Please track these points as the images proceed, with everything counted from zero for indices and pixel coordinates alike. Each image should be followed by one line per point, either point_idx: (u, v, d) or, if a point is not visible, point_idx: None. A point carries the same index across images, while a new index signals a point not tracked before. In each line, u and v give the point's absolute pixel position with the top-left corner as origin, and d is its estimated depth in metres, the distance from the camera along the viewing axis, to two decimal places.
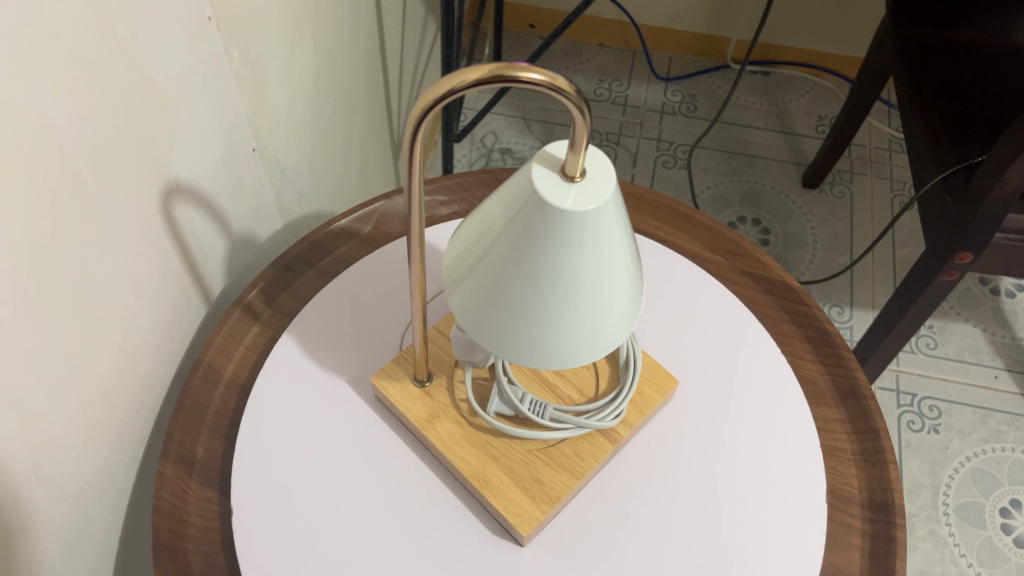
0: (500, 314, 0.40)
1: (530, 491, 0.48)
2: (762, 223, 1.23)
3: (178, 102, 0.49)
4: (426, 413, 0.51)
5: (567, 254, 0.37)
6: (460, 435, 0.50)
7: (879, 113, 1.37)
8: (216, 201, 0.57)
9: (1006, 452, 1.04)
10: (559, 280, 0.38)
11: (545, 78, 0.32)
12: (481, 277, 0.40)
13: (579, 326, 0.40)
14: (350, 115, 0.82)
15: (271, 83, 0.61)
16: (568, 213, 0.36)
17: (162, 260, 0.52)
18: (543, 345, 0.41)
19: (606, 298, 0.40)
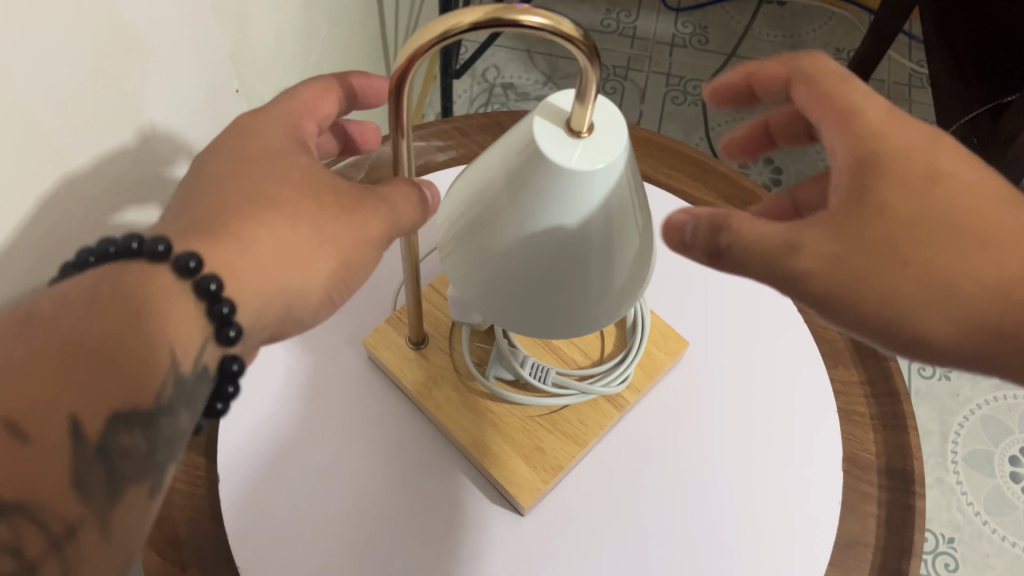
0: (500, 277, 0.37)
1: (533, 459, 0.45)
2: (774, 162, 1.19)
3: (153, 41, 0.45)
4: (422, 377, 0.48)
5: (573, 212, 0.34)
6: (458, 401, 0.47)
7: (899, 45, 1.31)
8: (197, 149, 0.53)
9: (1018, 400, 1.02)
10: (563, 242, 0.35)
11: (549, 21, 0.29)
12: (480, 236, 0.36)
13: (585, 296, 0.37)
14: (342, 51, 0.78)
15: (254, 18, 0.57)
16: (573, 168, 0.33)
17: (139, 212, 0.48)
18: (548, 313, 0.37)
19: (617, 261, 0.36)
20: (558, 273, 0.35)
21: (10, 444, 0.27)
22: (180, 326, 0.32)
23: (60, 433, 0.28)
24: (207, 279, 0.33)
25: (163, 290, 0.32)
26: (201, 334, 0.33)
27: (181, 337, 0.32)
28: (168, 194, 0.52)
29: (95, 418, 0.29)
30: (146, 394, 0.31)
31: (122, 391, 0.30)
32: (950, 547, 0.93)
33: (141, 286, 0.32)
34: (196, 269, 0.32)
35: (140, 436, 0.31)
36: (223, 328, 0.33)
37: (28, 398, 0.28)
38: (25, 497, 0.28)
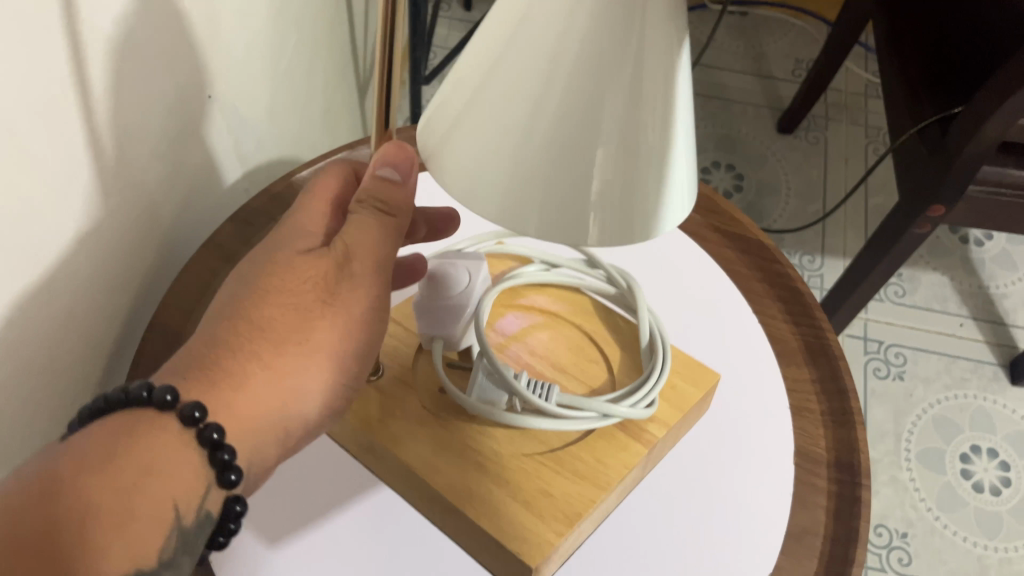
0: (534, 138, 0.32)
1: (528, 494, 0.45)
2: (735, 169, 1.21)
3: (140, 51, 0.46)
4: (380, 412, 0.48)
5: (597, 65, 0.30)
6: (427, 453, 0.46)
7: (855, 57, 1.36)
8: (176, 154, 0.54)
9: (968, 399, 1.06)
10: (602, 72, 0.30)
11: None
12: (488, 110, 0.33)
13: (638, 145, 0.32)
14: (312, 57, 0.79)
15: (225, 25, 0.58)
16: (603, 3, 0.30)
17: (130, 220, 0.49)
18: (556, 210, 0.32)
19: (644, 149, 0.32)
20: (573, 151, 0.31)
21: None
22: (185, 476, 0.36)
23: None
24: (212, 430, 0.37)
25: (167, 441, 0.36)
26: (205, 481, 0.37)
27: (183, 494, 0.36)
28: (155, 201, 0.52)
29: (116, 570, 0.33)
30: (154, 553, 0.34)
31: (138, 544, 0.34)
32: (903, 542, 0.96)
33: (150, 435, 0.36)
34: (201, 417, 0.37)
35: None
36: (225, 472, 0.37)
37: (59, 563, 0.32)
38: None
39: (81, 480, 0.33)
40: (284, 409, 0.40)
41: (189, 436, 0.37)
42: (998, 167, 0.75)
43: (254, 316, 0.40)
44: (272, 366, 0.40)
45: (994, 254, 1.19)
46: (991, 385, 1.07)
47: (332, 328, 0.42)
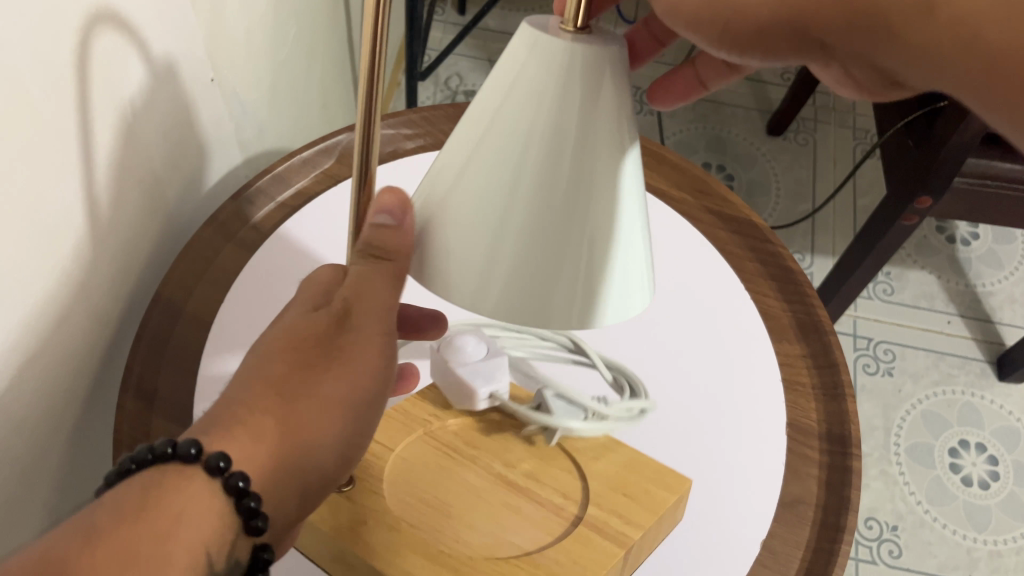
0: (506, 234, 0.32)
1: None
2: (726, 169, 1.23)
3: (143, 27, 0.46)
4: (349, 523, 0.42)
5: (559, 144, 0.32)
6: (395, 545, 0.41)
7: None
8: (183, 134, 0.54)
9: (956, 395, 1.07)
10: (567, 156, 0.32)
11: None
12: (456, 197, 0.34)
13: (600, 229, 0.33)
14: (310, 49, 0.80)
15: (228, 9, 0.59)
16: (564, 89, 0.32)
17: (136, 193, 0.49)
18: (525, 289, 0.33)
19: (605, 224, 0.33)
20: (540, 229, 0.32)
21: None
22: (211, 523, 0.33)
23: None
24: (239, 477, 0.33)
25: (196, 492, 0.33)
26: (233, 528, 0.34)
27: (212, 541, 0.33)
28: (163, 180, 0.53)
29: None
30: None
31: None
32: (894, 535, 0.97)
33: (180, 491, 0.33)
34: (226, 467, 0.33)
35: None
36: (252, 519, 0.34)
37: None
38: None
39: (113, 529, 0.30)
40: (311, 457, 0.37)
41: (217, 491, 0.33)
42: (983, 158, 0.76)
43: (271, 383, 0.37)
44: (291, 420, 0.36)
45: (980, 253, 1.21)
46: (979, 381, 1.09)
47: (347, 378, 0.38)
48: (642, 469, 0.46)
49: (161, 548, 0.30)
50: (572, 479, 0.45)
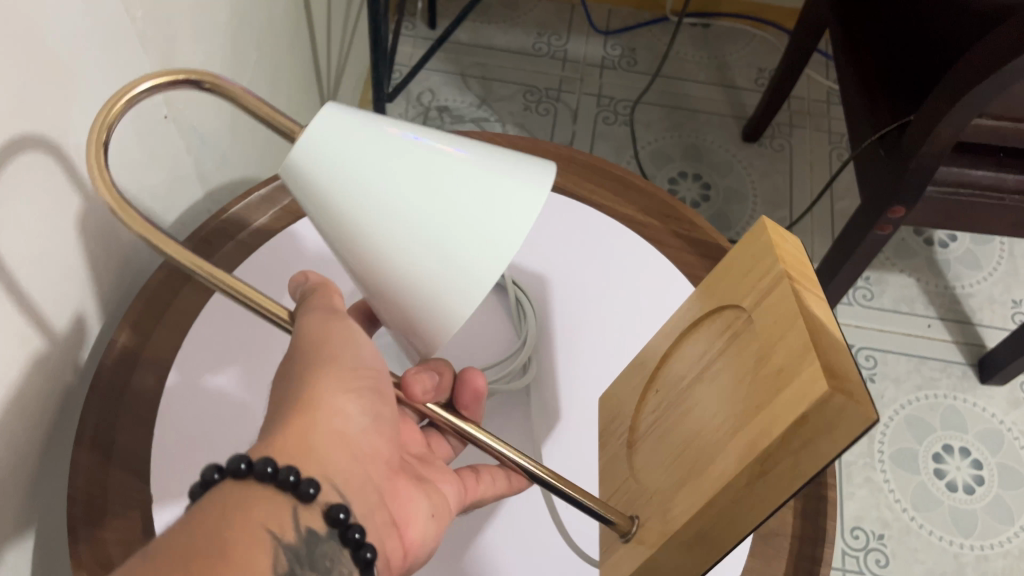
0: (423, 279, 0.35)
1: (776, 464, 0.31)
2: (702, 178, 1.24)
3: (84, 73, 0.45)
4: (660, 524, 0.38)
5: (379, 165, 0.34)
6: (683, 494, 0.37)
7: (817, 64, 1.38)
8: (133, 178, 0.53)
9: (938, 399, 1.07)
10: (392, 209, 0.34)
11: (151, 82, 0.34)
12: (384, 282, 0.36)
13: (465, 226, 0.34)
14: (274, 75, 0.79)
15: (182, 44, 0.57)
16: (337, 149, 0.34)
17: (82, 245, 0.48)
18: (502, 241, 0.34)
19: (467, 202, 0.34)
20: (447, 246, 0.34)
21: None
22: (266, 507, 0.35)
23: None
24: (264, 463, 0.35)
25: (235, 495, 0.35)
26: (288, 505, 0.36)
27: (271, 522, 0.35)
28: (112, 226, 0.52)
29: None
30: (265, 568, 0.33)
31: (247, 569, 0.32)
32: (880, 544, 0.97)
33: (229, 498, 0.35)
34: (247, 465, 0.35)
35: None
36: (301, 489, 0.36)
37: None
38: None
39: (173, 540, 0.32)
40: (337, 430, 0.40)
41: (267, 485, 0.36)
42: (953, 166, 0.75)
43: (277, 421, 0.39)
44: (302, 431, 0.39)
45: (959, 254, 1.20)
46: (961, 384, 1.08)
47: (350, 368, 0.41)
48: (727, 273, 0.41)
49: (217, 536, 0.33)
50: (716, 322, 0.41)
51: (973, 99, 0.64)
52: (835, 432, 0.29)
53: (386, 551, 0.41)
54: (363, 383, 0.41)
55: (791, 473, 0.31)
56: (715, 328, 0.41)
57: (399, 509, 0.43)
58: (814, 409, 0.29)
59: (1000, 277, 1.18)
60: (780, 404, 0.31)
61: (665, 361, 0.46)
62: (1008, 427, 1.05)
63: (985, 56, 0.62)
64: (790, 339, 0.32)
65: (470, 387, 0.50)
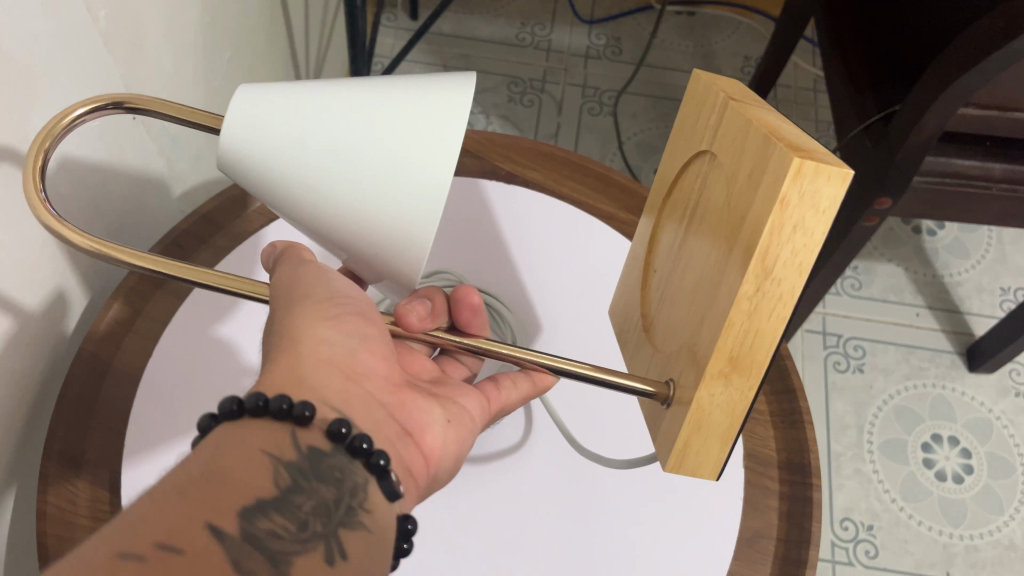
0: (373, 208, 0.37)
1: (777, 263, 0.30)
2: None
3: (45, 76, 0.43)
4: (690, 363, 0.36)
5: (293, 134, 0.37)
6: (700, 338, 0.35)
7: (803, 51, 1.37)
8: (99, 182, 0.51)
9: (926, 388, 1.07)
10: (322, 156, 0.36)
11: (88, 107, 0.36)
12: (349, 237, 0.39)
13: (390, 139, 0.36)
14: (250, 71, 0.78)
15: (150, 42, 0.55)
16: (252, 136, 0.37)
17: (44, 251, 0.46)
18: (429, 155, 0.35)
19: (385, 122, 0.36)
20: (376, 165, 0.36)
21: (174, 559, 0.28)
22: (263, 435, 0.34)
23: (203, 542, 0.29)
24: (255, 399, 0.34)
25: (224, 435, 0.34)
26: (283, 433, 0.34)
27: (270, 448, 0.33)
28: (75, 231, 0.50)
29: (229, 517, 0.30)
30: (267, 484, 0.32)
31: (246, 488, 0.31)
32: (869, 534, 0.96)
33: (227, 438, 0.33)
34: (232, 407, 0.34)
35: (283, 515, 0.31)
36: (294, 413, 0.34)
37: (168, 522, 0.29)
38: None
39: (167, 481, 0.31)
40: (324, 358, 0.38)
41: (262, 418, 0.34)
42: (940, 156, 0.74)
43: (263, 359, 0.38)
44: (292, 358, 0.38)
45: (947, 242, 1.20)
46: (949, 373, 1.08)
47: (325, 299, 0.40)
48: (686, 153, 0.43)
49: (212, 465, 0.32)
50: (689, 203, 0.42)
51: (959, 89, 0.63)
52: (821, 202, 0.29)
53: (401, 458, 0.38)
54: (344, 308, 0.40)
55: (796, 266, 0.30)
56: (692, 193, 0.41)
57: (410, 420, 0.41)
58: (791, 182, 0.29)
59: (988, 264, 1.17)
60: (759, 203, 0.31)
61: (655, 258, 0.47)
62: (997, 415, 1.05)
63: (970, 46, 0.61)
64: (751, 149, 0.33)
65: (466, 304, 0.49)
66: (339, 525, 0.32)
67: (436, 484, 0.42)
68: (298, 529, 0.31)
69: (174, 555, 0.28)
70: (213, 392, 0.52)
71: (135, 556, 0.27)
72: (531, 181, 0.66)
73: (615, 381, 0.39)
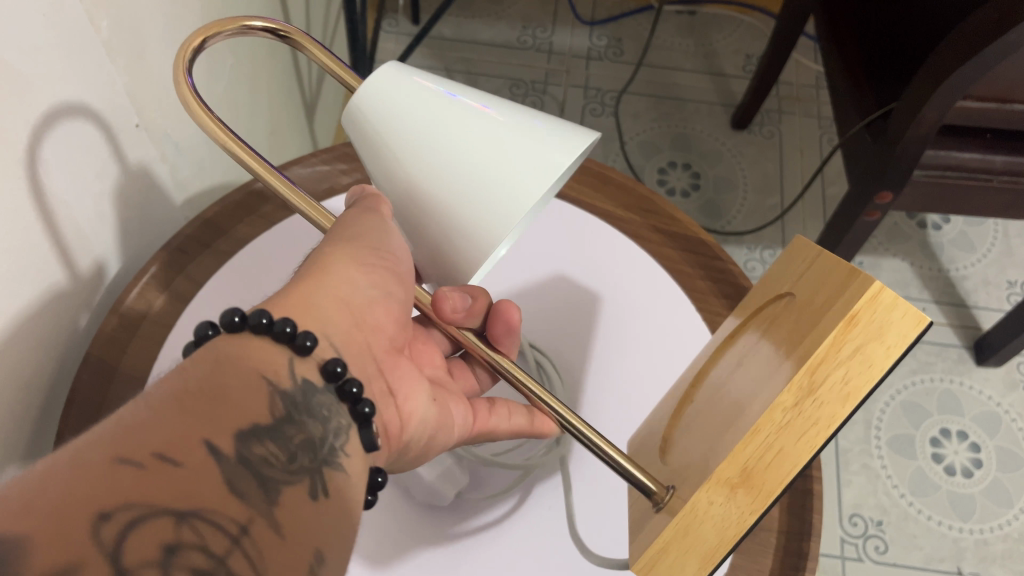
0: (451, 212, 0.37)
1: (824, 381, 0.30)
2: (692, 167, 1.24)
3: (51, 85, 0.44)
4: (703, 467, 0.34)
5: (404, 112, 0.38)
6: (724, 445, 0.34)
7: (804, 48, 1.37)
8: (107, 190, 0.52)
9: (934, 383, 1.06)
10: (418, 147, 0.38)
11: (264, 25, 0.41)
12: (425, 230, 0.39)
13: (479, 164, 0.36)
14: (252, 78, 0.78)
15: (153, 50, 0.56)
16: (374, 101, 0.39)
17: (53, 255, 0.47)
18: (508, 184, 0.36)
19: (479, 143, 0.37)
20: (461, 179, 0.37)
21: (171, 469, 0.27)
22: (267, 358, 0.34)
23: (202, 456, 0.28)
24: (259, 315, 0.34)
25: (228, 346, 0.34)
26: (284, 357, 0.35)
27: (271, 371, 0.34)
28: (85, 239, 0.51)
29: (226, 437, 0.30)
30: (263, 412, 0.32)
31: (241, 412, 0.31)
32: (879, 530, 0.96)
33: (236, 352, 0.33)
34: (242, 321, 0.34)
35: (275, 444, 0.31)
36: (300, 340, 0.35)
37: (167, 432, 0.28)
38: (199, 505, 0.27)
39: (169, 388, 0.30)
40: (343, 298, 0.39)
41: (264, 337, 0.35)
42: (940, 150, 0.74)
43: None
44: (300, 293, 0.38)
45: (952, 236, 1.19)
46: (957, 367, 1.08)
47: (372, 247, 0.41)
48: (765, 306, 0.43)
49: (213, 381, 0.31)
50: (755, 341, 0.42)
51: (957, 81, 0.63)
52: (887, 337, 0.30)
53: (383, 416, 0.40)
54: (381, 261, 0.41)
55: (844, 391, 0.30)
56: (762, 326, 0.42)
57: (398, 386, 0.43)
58: (865, 306, 0.30)
59: (993, 258, 1.17)
60: (826, 324, 0.31)
61: (703, 379, 0.47)
62: (1006, 409, 1.04)
63: (967, 38, 0.60)
64: (833, 286, 0.34)
65: (504, 319, 0.47)
66: (324, 463, 0.33)
67: (408, 453, 0.44)
68: (288, 460, 0.31)
69: (171, 466, 0.27)
70: None
71: (134, 462, 0.26)
72: None
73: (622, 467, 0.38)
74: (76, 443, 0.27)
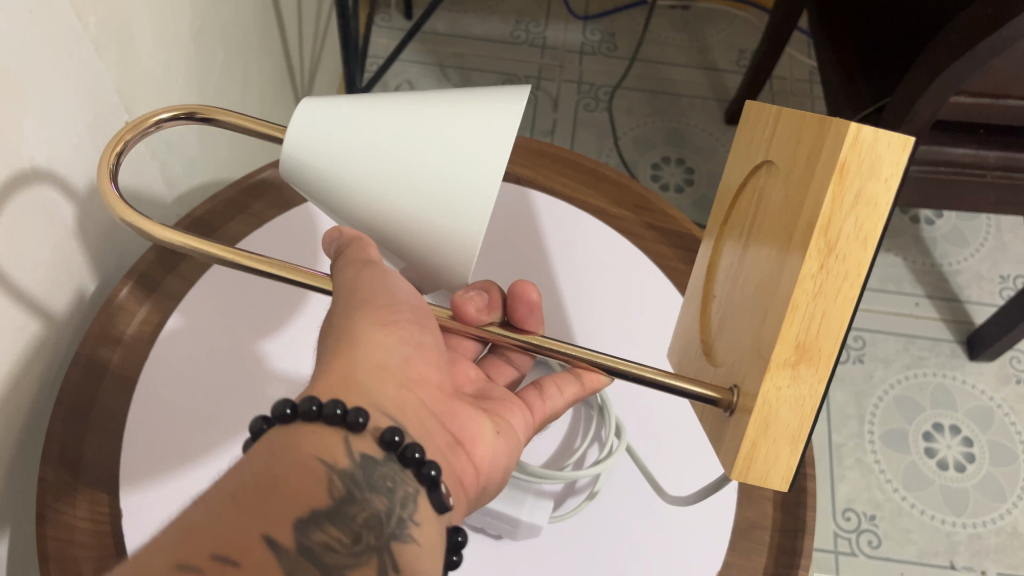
0: (431, 213, 0.40)
1: (840, 235, 0.30)
2: (686, 163, 1.24)
3: (37, 83, 0.44)
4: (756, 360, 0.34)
5: (355, 141, 0.40)
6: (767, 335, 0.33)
7: (798, 43, 1.37)
8: (95, 189, 0.52)
9: (927, 377, 1.07)
10: (379, 165, 0.39)
11: (171, 113, 0.41)
12: (410, 243, 0.42)
13: (443, 159, 0.39)
14: (244, 73, 0.78)
15: (142, 48, 0.55)
16: (315, 141, 0.40)
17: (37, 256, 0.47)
18: (482, 171, 0.38)
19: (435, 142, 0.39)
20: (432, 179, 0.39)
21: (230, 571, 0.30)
22: (317, 440, 0.35)
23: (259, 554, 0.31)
24: (307, 403, 0.35)
25: (276, 440, 0.35)
26: (339, 437, 0.35)
27: (327, 454, 0.35)
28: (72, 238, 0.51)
29: (285, 529, 0.32)
30: (322, 496, 0.33)
31: (299, 502, 0.33)
32: (872, 525, 0.96)
33: (287, 445, 0.35)
34: (289, 412, 0.35)
35: (337, 527, 0.33)
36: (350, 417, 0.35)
37: (224, 534, 0.31)
38: None
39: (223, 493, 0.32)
40: (380, 364, 0.39)
41: (316, 423, 0.35)
42: (933, 145, 0.74)
43: None
44: (340, 369, 0.38)
45: (946, 231, 1.20)
46: (949, 362, 1.08)
47: (386, 304, 0.40)
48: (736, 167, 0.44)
49: (267, 475, 0.33)
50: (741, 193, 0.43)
51: (951, 76, 0.63)
52: (882, 169, 0.29)
53: (455, 471, 0.40)
54: (403, 314, 0.41)
55: (860, 237, 0.29)
56: (751, 217, 0.41)
57: (462, 430, 0.42)
58: (849, 149, 0.28)
59: (987, 252, 1.17)
60: (816, 187, 0.30)
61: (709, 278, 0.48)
62: (998, 403, 1.05)
63: (960, 34, 0.60)
64: (807, 137, 0.32)
65: (523, 300, 0.48)
66: (392, 538, 0.34)
67: (488, 494, 0.43)
68: (352, 542, 0.33)
69: (231, 568, 0.30)
70: (230, 409, 0.53)
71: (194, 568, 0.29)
72: (522, 178, 0.66)
73: (677, 386, 0.39)
74: (146, 551, 0.31)
